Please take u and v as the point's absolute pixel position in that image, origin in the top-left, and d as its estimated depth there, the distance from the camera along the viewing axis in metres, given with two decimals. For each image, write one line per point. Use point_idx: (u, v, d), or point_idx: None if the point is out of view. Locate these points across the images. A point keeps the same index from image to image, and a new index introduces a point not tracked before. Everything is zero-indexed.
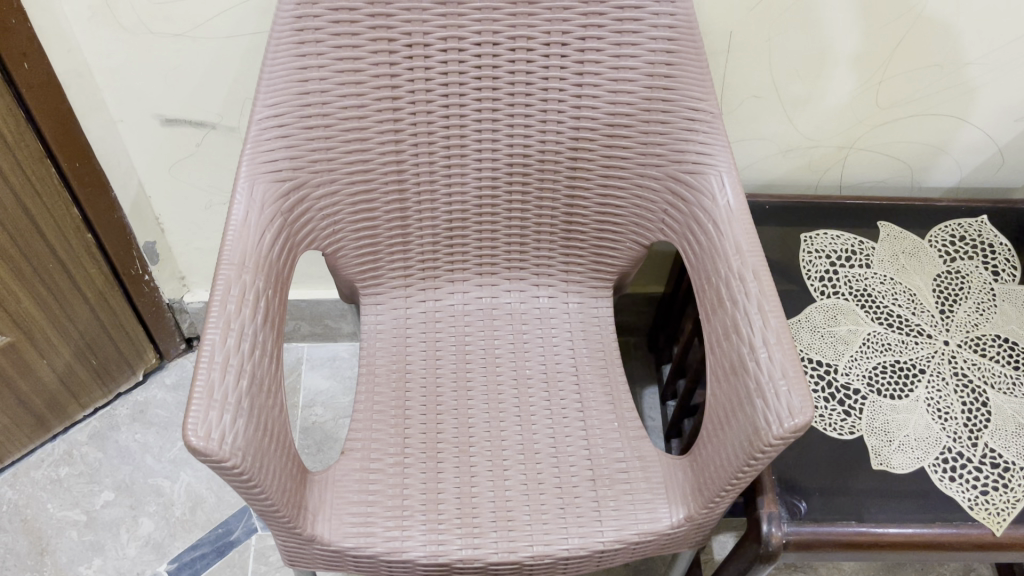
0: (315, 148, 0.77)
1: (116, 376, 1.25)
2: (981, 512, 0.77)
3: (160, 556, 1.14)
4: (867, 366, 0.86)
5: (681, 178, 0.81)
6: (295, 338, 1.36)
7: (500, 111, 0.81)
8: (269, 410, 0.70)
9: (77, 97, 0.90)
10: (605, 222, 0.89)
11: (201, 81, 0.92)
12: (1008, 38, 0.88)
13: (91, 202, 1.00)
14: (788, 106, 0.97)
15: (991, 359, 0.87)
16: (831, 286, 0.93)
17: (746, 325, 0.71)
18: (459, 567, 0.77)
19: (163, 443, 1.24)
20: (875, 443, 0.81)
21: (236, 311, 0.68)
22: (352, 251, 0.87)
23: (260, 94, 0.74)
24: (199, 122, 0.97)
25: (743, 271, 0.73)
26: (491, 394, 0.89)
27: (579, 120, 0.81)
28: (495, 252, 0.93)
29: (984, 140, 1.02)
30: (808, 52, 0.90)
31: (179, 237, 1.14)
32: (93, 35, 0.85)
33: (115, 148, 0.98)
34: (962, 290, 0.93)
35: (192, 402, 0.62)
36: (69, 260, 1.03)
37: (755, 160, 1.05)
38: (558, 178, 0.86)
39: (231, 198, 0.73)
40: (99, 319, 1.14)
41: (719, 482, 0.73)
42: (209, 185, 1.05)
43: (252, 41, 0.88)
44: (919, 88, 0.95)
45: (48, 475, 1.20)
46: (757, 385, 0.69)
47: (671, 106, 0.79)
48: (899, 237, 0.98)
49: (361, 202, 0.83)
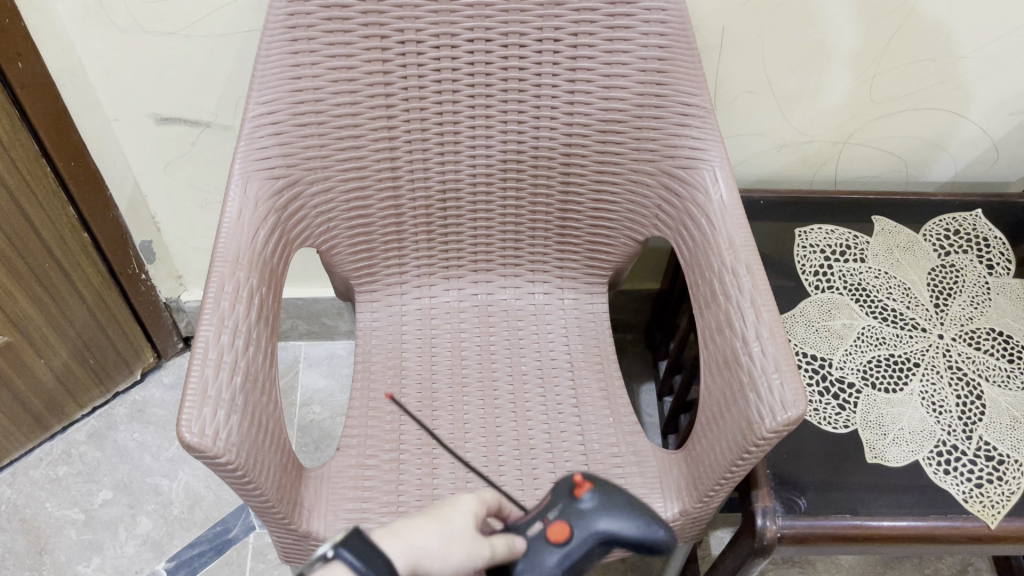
0: (309, 145, 0.77)
1: (115, 375, 1.25)
2: (975, 505, 0.77)
3: (159, 554, 1.14)
4: (861, 360, 0.86)
5: (674, 173, 0.81)
6: (293, 336, 1.36)
7: (493, 108, 0.81)
8: (264, 406, 0.70)
9: (71, 96, 0.90)
10: (600, 218, 0.89)
11: (196, 79, 0.92)
12: (1002, 31, 0.88)
13: (88, 201, 1.00)
14: (783, 100, 0.97)
15: (986, 352, 0.87)
16: (826, 280, 0.93)
17: (740, 320, 0.71)
18: None
19: (161, 442, 1.25)
20: (869, 437, 0.81)
21: (230, 308, 0.68)
22: (347, 247, 0.87)
23: (253, 92, 0.75)
24: (194, 121, 0.97)
25: (736, 265, 0.73)
26: (487, 390, 0.89)
27: (573, 116, 0.81)
28: (490, 249, 0.93)
29: (979, 134, 1.02)
30: (802, 47, 0.90)
31: (176, 236, 1.15)
32: (87, 34, 0.86)
33: (110, 147, 0.99)
34: (956, 284, 0.93)
35: (186, 398, 0.63)
36: (64, 259, 1.03)
37: (751, 155, 1.06)
38: (552, 174, 0.86)
39: (225, 195, 0.73)
40: (97, 319, 1.14)
41: (713, 476, 0.73)
42: (204, 183, 1.06)
43: (246, 39, 0.88)
44: (914, 82, 0.95)
45: (48, 474, 1.21)
46: (750, 379, 0.69)
47: (663, 101, 0.79)
48: (894, 231, 0.98)
49: (355, 199, 0.83)
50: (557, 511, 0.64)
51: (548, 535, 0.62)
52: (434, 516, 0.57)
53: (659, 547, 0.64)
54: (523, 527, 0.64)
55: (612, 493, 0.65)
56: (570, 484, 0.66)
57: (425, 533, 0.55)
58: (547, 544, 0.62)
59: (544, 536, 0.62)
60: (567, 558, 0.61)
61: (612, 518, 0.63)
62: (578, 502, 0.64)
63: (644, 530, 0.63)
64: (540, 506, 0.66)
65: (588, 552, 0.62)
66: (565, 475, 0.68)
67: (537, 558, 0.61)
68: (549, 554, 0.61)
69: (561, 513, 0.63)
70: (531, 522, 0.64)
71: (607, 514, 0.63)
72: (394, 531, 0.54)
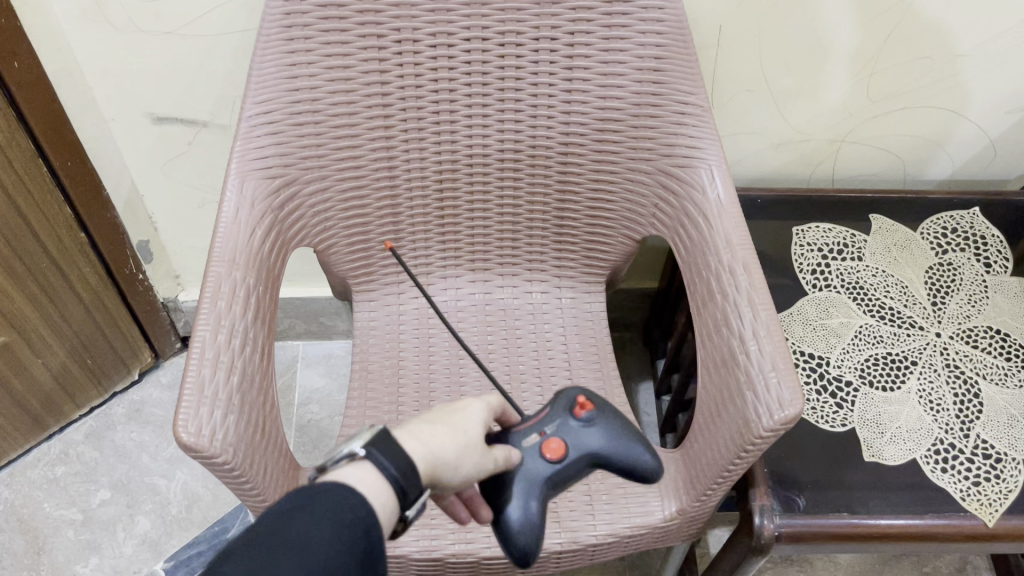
0: (306, 145, 0.77)
1: (112, 375, 1.25)
2: (973, 503, 0.77)
3: (157, 554, 1.14)
4: (859, 358, 0.86)
5: (672, 172, 0.81)
6: (291, 335, 1.36)
7: (490, 107, 0.81)
8: (261, 406, 0.70)
9: (67, 96, 0.90)
10: (597, 217, 0.89)
11: (192, 79, 0.92)
12: (1000, 29, 0.88)
13: (85, 202, 1.00)
14: (780, 99, 0.97)
15: (984, 351, 0.87)
16: (824, 279, 0.93)
17: (737, 319, 0.71)
18: (453, 562, 0.78)
19: (159, 442, 1.25)
20: (866, 435, 0.81)
21: (226, 308, 0.68)
22: (344, 247, 0.87)
23: (250, 91, 0.75)
24: (190, 120, 0.97)
25: (733, 263, 0.73)
26: (485, 389, 0.89)
27: (570, 115, 0.81)
28: (488, 248, 0.93)
29: (977, 132, 1.02)
30: (799, 45, 0.90)
31: (173, 236, 1.15)
32: (83, 33, 0.86)
33: (107, 147, 0.99)
34: (954, 282, 0.93)
35: (183, 398, 0.63)
36: (61, 260, 1.03)
37: (749, 154, 1.05)
38: (549, 173, 0.86)
39: (222, 194, 0.73)
40: (94, 319, 1.14)
41: (710, 475, 0.73)
42: (202, 183, 1.06)
43: (243, 39, 0.88)
44: (911, 80, 0.95)
45: (45, 474, 1.21)
46: (747, 378, 0.69)
47: (660, 100, 0.79)
48: (891, 229, 0.98)
49: (352, 199, 0.83)
50: (553, 425, 0.65)
51: (544, 449, 0.63)
52: (447, 419, 0.57)
53: (644, 476, 0.65)
54: (517, 435, 0.64)
55: (609, 417, 0.66)
56: (568, 402, 0.67)
57: (442, 437, 0.55)
58: (541, 457, 0.62)
59: (539, 449, 0.63)
60: (558, 473, 0.62)
61: (606, 440, 0.65)
62: (575, 421, 0.65)
63: (636, 458, 0.65)
64: (535, 417, 0.66)
65: (577, 470, 0.64)
66: (563, 390, 0.69)
67: (532, 468, 0.62)
68: (542, 467, 0.62)
69: (557, 430, 0.64)
70: (526, 431, 0.64)
71: (602, 437, 0.65)
72: (414, 434, 0.54)
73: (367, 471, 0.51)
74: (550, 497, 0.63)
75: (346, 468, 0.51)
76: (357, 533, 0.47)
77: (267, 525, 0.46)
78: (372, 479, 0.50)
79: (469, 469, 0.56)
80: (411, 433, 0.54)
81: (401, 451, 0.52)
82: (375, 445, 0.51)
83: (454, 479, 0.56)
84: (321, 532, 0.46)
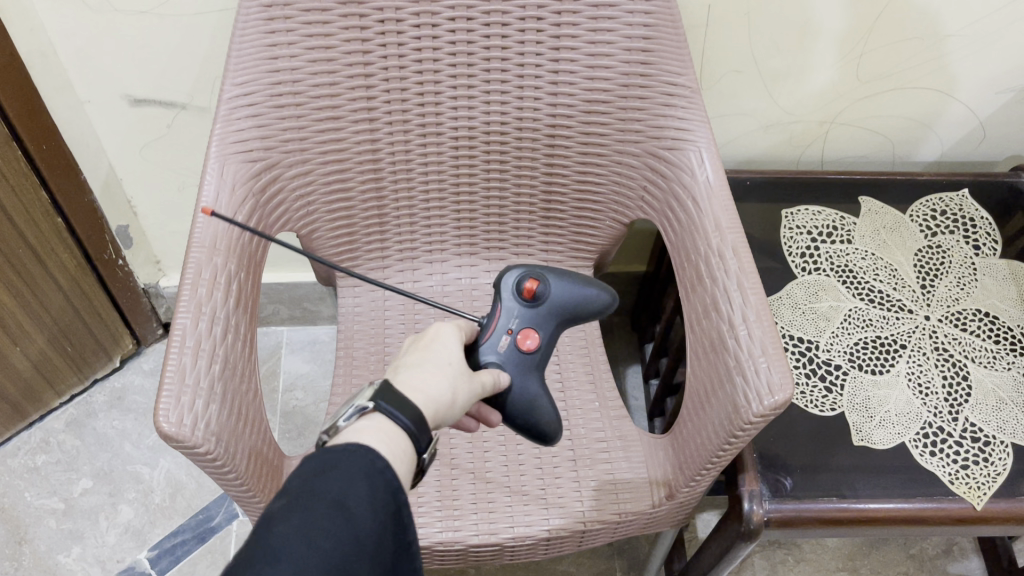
0: (287, 126, 0.76)
1: (93, 362, 1.23)
2: (961, 487, 0.77)
3: (141, 543, 1.13)
4: (848, 342, 0.85)
5: (661, 154, 0.80)
6: (274, 321, 1.34)
7: (475, 88, 0.79)
8: (244, 395, 0.69)
9: (41, 76, 0.88)
10: (585, 200, 0.88)
11: (170, 59, 0.90)
12: (990, 9, 0.87)
13: (62, 186, 0.98)
14: (771, 79, 0.96)
15: (973, 334, 0.86)
16: (813, 262, 0.93)
17: (726, 303, 0.71)
18: (440, 550, 0.78)
19: (141, 430, 1.23)
20: (855, 419, 0.81)
21: (207, 295, 0.67)
22: (328, 232, 0.86)
23: (229, 72, 0.73)
24: (168, 102, 0.95)
25: (722, 247, 0.72)
26: None
27: (556, 96, 0.80)
28: (475, 230, 0.92)
29: (966, 113, 1.01)
30: (788, 26, 0.89)
31: (152, 220, 1.13)
32: (57, 12, 0.83)
33: (83, 130, 0.97)
34: (943, 265, 0.92)
35: (163, 387, 0.62)
36: (39, 246, 1.01)
37: (738, 135, 1.04)
38: (536, 156, 0.84)
39: (201, 179, 0.72)
40: (73, 305, 1.12)
41: (700, 459, 0.73)
42: (180, 167, 1.04)
43: (221, 18, 0.86)
44: (902, 60, 0.93)
45: (26, 463, 1.19)
46: (736, 362, 0.68)
47: (649, 82, 0.77)
48: (881, 211, 0.97)
49: (335, 182, 0.82)
50: (515, 316, 0.71)
51: (519, 345, 0.70)
52: (433, 359, 0.61)
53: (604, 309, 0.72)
54: (487, 346, 0.70)
55: (553, 287, 0.72)
56: (512, 289, 0.71)
57: (435, 378, 0.60)
58: (518, 351, 0.70)
59: (516, 348, 0.70)
60: (537, 355, 0.71)
61: (560, 307, 0.71)
62: (528, 308, 0.71)
63: (588, 312, 0.72)
64: (492, 318, 0.71)
65: (551, 341, 0.72)
66: (502, 275, 0.73)
67: (519, 369, 0.70)
68: (524, 362, 0.70)
69: (520, 322, 0.71)
70: (494, 335, 0.70)
71: (555, 310, 0.71)
72: (409, 383, 0.58)
73: (381, 422, 0.55)
74: (541, 370, 0.72)
75: (360, 423, 0.55)
76: (389, 495, 0.49)
77: (308, 482, 0.48)
78: (389, 428, 0.54)
79: (462, 396, 0.61)
80: (408, 384, 0.58)
81: (404, 396, 0.56)
82: (381, 397, 0.55)
83: (452, 413, 0.60)
84: (361, 494, 0.48)
